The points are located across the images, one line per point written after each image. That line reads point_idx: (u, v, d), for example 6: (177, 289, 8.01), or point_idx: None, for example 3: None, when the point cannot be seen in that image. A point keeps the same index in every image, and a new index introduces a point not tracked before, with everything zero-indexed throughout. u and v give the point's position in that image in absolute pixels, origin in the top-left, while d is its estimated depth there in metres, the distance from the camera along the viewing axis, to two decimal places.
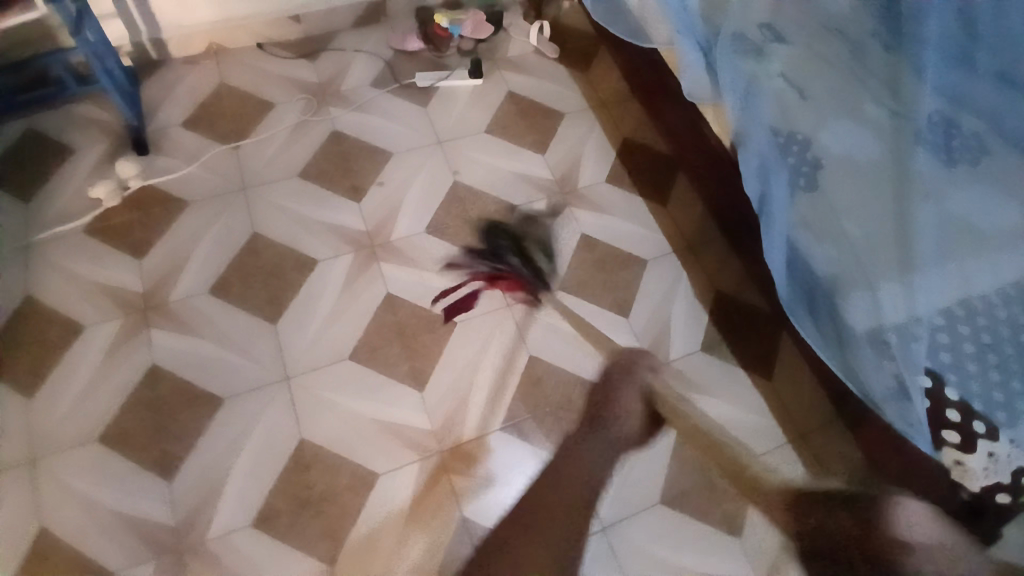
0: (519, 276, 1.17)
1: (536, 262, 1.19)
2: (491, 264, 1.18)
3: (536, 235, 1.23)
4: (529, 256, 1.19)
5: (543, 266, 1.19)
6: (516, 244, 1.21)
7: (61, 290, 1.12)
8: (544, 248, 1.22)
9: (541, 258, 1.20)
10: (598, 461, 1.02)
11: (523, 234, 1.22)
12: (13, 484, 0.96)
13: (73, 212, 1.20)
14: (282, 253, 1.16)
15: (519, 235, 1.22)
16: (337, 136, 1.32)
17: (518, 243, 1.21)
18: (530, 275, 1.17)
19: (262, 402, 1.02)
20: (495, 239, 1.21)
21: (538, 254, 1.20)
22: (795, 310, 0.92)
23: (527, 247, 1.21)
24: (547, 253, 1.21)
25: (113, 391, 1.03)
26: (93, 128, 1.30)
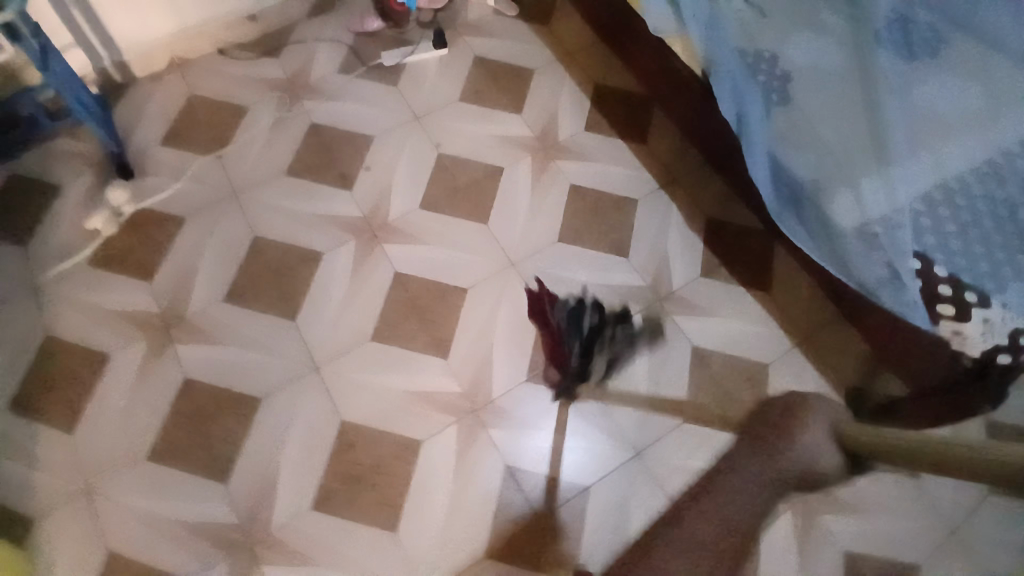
0: (563, 367, 0.95)
1: (592, 366, 0.97)
2: (567, 338, 0.92)
3: (615, 337, 1.00)
4: (593, 358, 0.96)
5: (593, 370, 0.97)
6: (595, 336, 0.95)
7: (77, 321, 1.13)
8: (609, 356, 1.00)
9: (601, 365, 0.98)
10: (625, 393, 1.08)
11: (609, 329, 0.98)
12: (76, 515, 0.99)
13: (72, 244, 1.20)
14: (286, 251, 1.19)
15: (607, 327, 0.99)
16: (316, 129, 1.34)
17: (597, 338, 0.95)
18: (574, 373, 0.96)
19: (298, 394, 1.06)
20: (579, 316, 0.92)
21: (603, 358, 0.98)
22: (782, 218, 0.94)
23: (601, 348, 0.98)
24: (609, 362, 1.00)
25: (153, 410, 1.06)
26: (74, 161, 1.29)
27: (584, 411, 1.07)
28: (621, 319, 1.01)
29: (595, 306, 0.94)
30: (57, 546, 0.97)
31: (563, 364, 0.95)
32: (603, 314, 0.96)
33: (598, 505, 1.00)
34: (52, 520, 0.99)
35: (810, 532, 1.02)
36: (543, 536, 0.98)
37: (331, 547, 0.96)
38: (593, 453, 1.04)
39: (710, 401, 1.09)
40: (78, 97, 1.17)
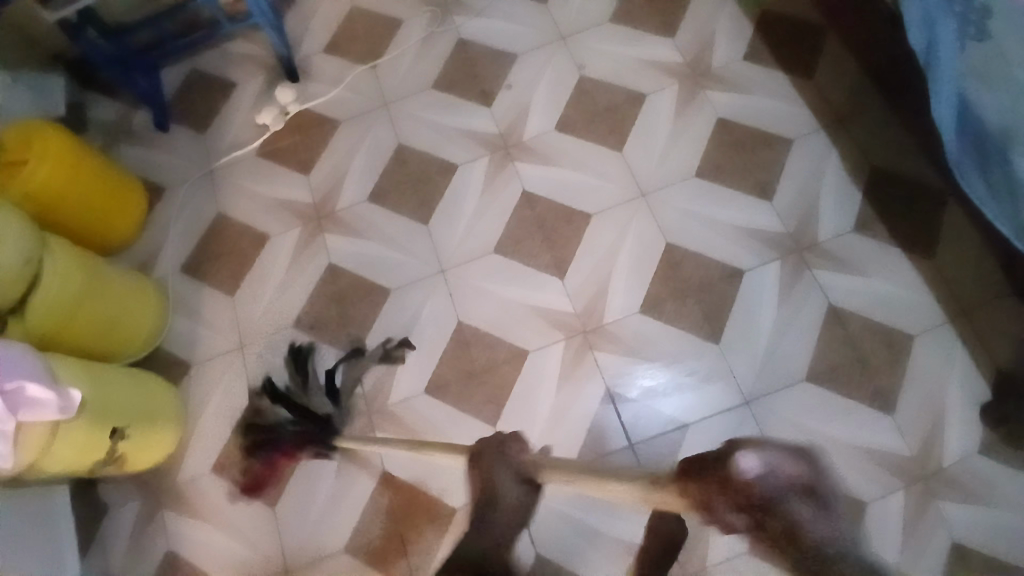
0: (302, 436, 1.01)
1: (313, 411, 1.02)
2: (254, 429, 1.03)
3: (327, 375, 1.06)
4: (302, 409, 1.02)
5: (324, 409, 1.03)
6: (300, 409, 1.02)
7: (243, 204, 1.27)
8: (329, 393, 1.04)
9: (325, 405, 1.03)
10: (745, 338, 1.05)
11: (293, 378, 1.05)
12: (229, 366, 1.14)
13: (245, 138, 1.34)
14: (426, 159, 1.25)
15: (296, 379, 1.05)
16: (463, 44, 1.36)
17: (291, 397, 1.03)
18: (317, 427, 1.01)
19: (423, 292, 1.13)
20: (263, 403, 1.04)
21: (319, 408, 1.03)
22: (968, 170, 0.85)
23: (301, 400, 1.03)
24: (331, 393, 1.04)
25: (301, 287, 1.18)
26: (249, 62, 1.41)
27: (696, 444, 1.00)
28: (299, 354, 1.07)
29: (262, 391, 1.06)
30: (212, 392, 1.13)
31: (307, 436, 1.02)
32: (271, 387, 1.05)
33: (698, 445, 1.00)
34: (211, 369, 1.14)
35: (929, 512, 0.94)
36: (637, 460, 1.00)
37: (440, 430, 1.04)
38: (697, 393, 1.02)
39: (840, 359, 1.02)
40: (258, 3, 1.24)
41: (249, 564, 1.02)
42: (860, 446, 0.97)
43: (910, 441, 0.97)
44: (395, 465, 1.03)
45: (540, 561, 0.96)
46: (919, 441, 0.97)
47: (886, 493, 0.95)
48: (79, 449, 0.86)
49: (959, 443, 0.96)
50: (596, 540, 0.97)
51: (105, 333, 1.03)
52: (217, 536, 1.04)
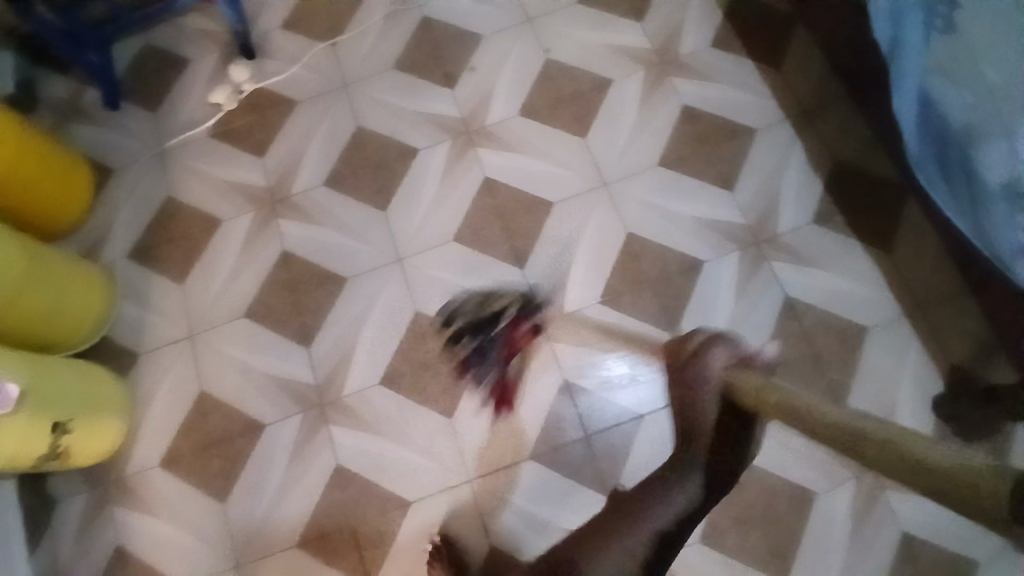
0: (513, 319, 1.06)
1: (504, 304, 1.07)
2: (499, 359, 1.04)
3: (468, 306, 1.08)
4: (496, 314, 1.07)
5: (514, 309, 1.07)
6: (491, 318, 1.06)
7: (195, 187, 1.22)
8: (486, 295, 1.09)
9: (510, 299, 1.08)
10: (701, 331, 1.05)
11: (465, 327, 1.06)
12: (179, 355, 1.11)
13: (197, 117, 1.28)
14: (386, 144, 1.22)
15: (467, 325, 1.07)
16: (427, 23, 1.32)
17: (479, 326, 1.06)
18: (518, 308, 1.07)
19: (380, 281, 1.11)
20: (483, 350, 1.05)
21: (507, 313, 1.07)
22: (926, 166, 0.85)
23: (486, 315, 1.07)
24: (489, 296, 1.09)
25: (254, 274, 1.14)
26: (205, 37, 1.35)
27: (649, 437, 1.00)
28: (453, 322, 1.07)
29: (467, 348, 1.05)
30: (161, 382, 1.09)
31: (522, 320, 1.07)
32: (469, 347, 1.05)
33: (651, 437, 1.00)
34: (160, 359, 1.11)
35: (873, 505, 0.96)
36: (590, 452, 1.00)
37: (393, 422, 1.03)
38: (652, 385, 1.02)
39: (793, 353, 1.03)
40: None
41: (198, 558, 1.00)
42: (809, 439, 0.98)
43: None
44: (349, 458, 1.02)
45: (493, 552, 0.97)
46: None
47: (832, 486, 0.97)
48: (19, 443, 0.83)
49: None
50: (547, 532, 0.97)
51: (47, 321, 0.98)
52: (165, 528, 1.02)
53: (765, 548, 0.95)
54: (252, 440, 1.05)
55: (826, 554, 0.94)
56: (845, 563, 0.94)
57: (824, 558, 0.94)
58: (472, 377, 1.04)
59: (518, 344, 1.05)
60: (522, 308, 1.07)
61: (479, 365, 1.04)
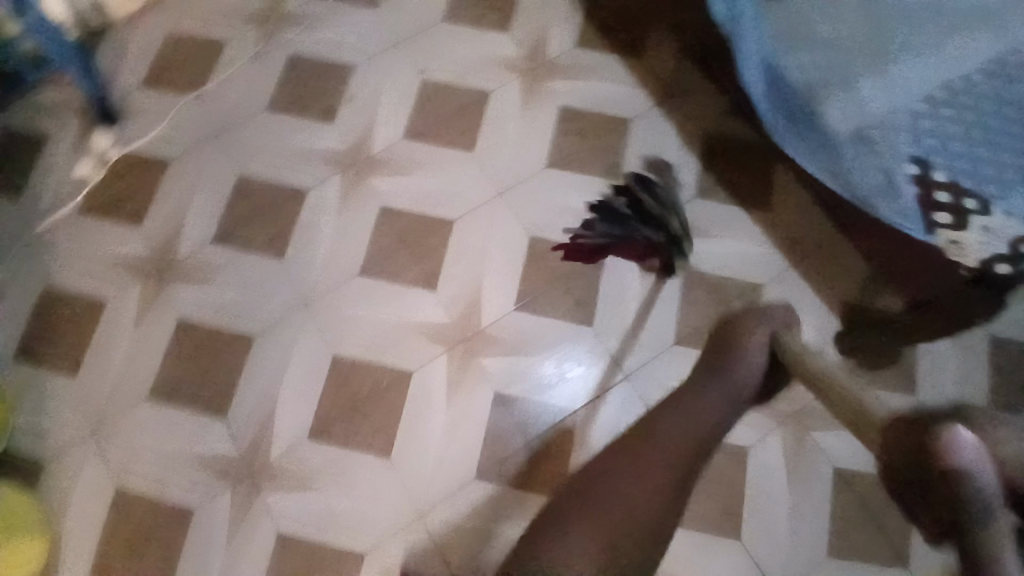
0: (655, 246, 1.01)
1: (669, 225, 1.01)
2: (616, 241, 0.98)
3: (656, 194, 1.02)
4: (661, 221, 1.01)
5: (678, 227, 1.02)
6: (654, 198, 1.01)
7: (73, 270, 1.13)
8: (674, 204, 1.03)
9: (678, 230, 1.02)
10: (616, 317, 1.07)
11: (634, 193, 1.01)
12: (85, 454, 1.01)
13: (63, 196, 1.19)
14: (273, 189, 1.18)
15: (636, 196, 1.00)
16: (295, 60, 1.29)
17: (645, 214, 1.00)
18: (670, 238, 1.01)
19: (292, 330, 1.07)
20: (625, 219, 0.98)
21: (673, 215, 1.02)
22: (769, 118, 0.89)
23: (659, 210, 1.01)
24: (675, 207, 1.02)
25: (154, 350, 1.07)
26: (61, 111, 1.26)
27: (588, 429, 1.01)
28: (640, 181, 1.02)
29: (620, 201, 1.00)
30: (68, 488, 1.00)
31: (656, 248, 1.01)
32: (625, 207, 0.99)
33: (590, 428, 1.01)
34: (64, 463, 1.01)
35: (805, 449, 1.01)
36: (535, 457, 1.00)
37: (330, 473, 0.99)
38: (583, 377, 1.04)
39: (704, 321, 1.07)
40: (58, 47, 1.11)
41: None
42: None
43: None
44: (291, 520, 0.97)
45: None
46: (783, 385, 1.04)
47: (764, 439, 1.02)
48: None
49: None
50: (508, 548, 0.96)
51: None
52: None
53: (717, 512, 0.99)
54: (183, 526, 0.97)
55: (772, 504, 0.99)
56: (790, 509, 0.99)
57: (770, 508, 0.99)
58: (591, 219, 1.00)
59: (639, 259, 1.00)
60: (671, 244, 1.02)
61: (603, 211, 0.99)
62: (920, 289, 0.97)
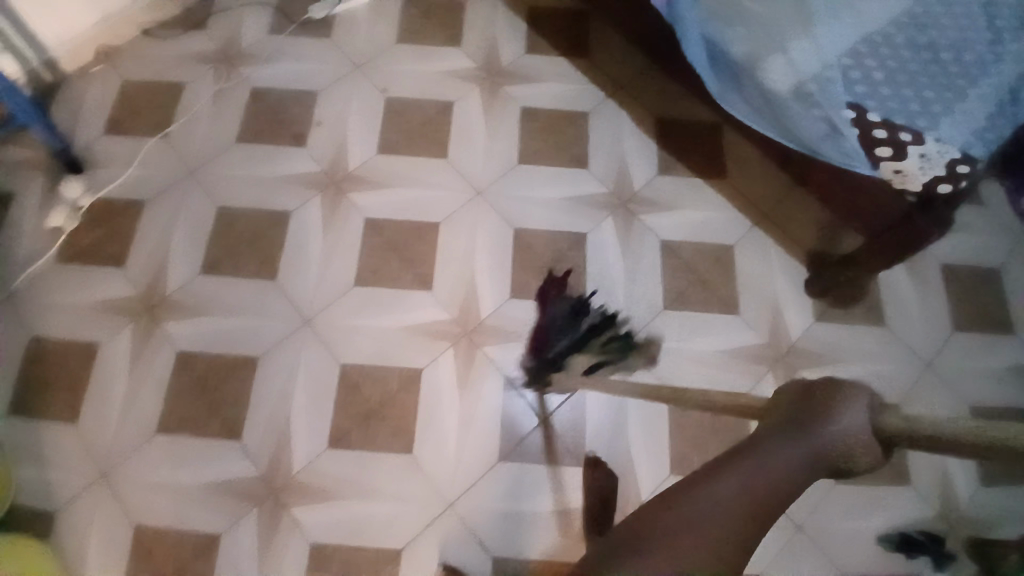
0: (544, 360, 1.02)
1: (568, 360, 1.01)
2: (546, 324, 1.02)
3: (606, 346, 1.04)
4: (573, 353, 1.01)
5: (574, 363, 1.01)
6: (592, 332, 1.02)
7: (59, 320, 1.12)
8: (601, 363, 1.03)
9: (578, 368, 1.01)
10: (607, 293, 1.14)
11: (599, 327, 1.03)
12: (97, 499, 1.00)
13: (36, 249, 1.18)
14: (256, 216, 1.20)
15: (600, 335, 1.03)
16: (259, 93, 1.32)
17: (580, 345, 1.01)
18: (555, 362, 1.02)
19: (295, 347, 1.09)
20: (576, 320, 1.02)
21: (588, 355, 1.02)
22: (718, 87, 1.00)
23: (588, 350, 1.02)
24: (593, 367, 1.01)
25: (156, 387, 1.06)
26: (21, 166, 1.24)
27: (597, 400, 1.06)
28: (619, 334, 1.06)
29: (592, 315, 1.03)
30: (83, 535, 0.97)
31: (543, 357, 1.03)
32: (592, 323, 1.03)
33: (599, 399, 1.06)
34: (76, 511, 0.99)
35: None
36: (550, 435, 1.04)
37: (353, 479, 1.00)
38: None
39: (687, 286, 1.15)
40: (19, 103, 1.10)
41: None
42: (727, 353, 1.10)
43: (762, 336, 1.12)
44: (323, 531, 0.98)
45: (497, 564, 0.96)
46: (768, 334, 1.12)
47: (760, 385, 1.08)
48: None
49: (798, 324, 1.13)
50: (538, 525, 0.99)
51: None
52: None
53: None
54: (210, 554, 0.96)
55: None
56: None
57: None
58: (564, 302, 1.04)
59: (534, 350, 1.04)
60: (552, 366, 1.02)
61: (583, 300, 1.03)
62: (864, 224, 1.02)
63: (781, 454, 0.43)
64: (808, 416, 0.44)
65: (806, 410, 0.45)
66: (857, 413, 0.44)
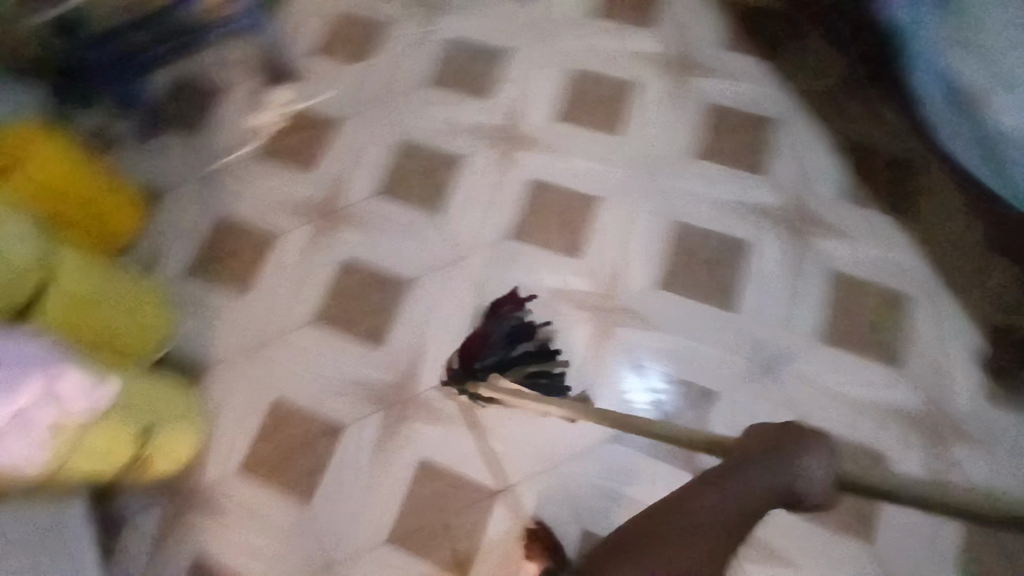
0: (469, 366, 1.04)
1: (488, 373, 1.03)
2: (486, 330, 1.06)
3: (539, 376, 1.04)
4: (500, 367, 1.03)
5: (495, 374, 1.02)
6: (525, 357, 1.04)
7: (249, 205, 1.25)
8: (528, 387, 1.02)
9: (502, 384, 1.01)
10: (760, 306, 1.10)
11: (535, 359, 1.05)
12: (247, 367, 1.11)
13: (241, 140, 1.32)
14: (433, 153, 1.27)
15: (534, 363, 1.04)
16: (456, 40, 1.39)
17: (514, 364, 1.03)
18: (477, 372, 1.03)
19: (442, 280, 1.15)
20: (512, 338, 1.05)
21: (515, 374, 1.03)
22: (938, 118, 0.92)
23: (514, 370, 1.03)
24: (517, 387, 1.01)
25: (315, 284, 1.16)
26: (237, 67, 1.39)
27: (724, 410, 1.04)
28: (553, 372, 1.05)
29: (532, 342, 1.06)
30: (231, 394, 1.09)
31: (468, 367, 1.04)
32: (532, 351, 1.05)
33: (726, 410, 1.04)
34: (229, 372, 1.11)
35: (948, 458, 1.00)
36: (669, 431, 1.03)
37: (471, 414, 1.05)
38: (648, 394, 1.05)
39: (845, 321, 1.09)
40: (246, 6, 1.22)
41: (284, 566, 0.98)
42: (875, 401, 1.03)
43: (918, 393, 1.04)
44: (434, 452, 1.03)
45: (587, 535, 0.97)
46: (925, 393, 1.04)
47: (905, 443, 1.01)
48: (110, 447, 0.84)
49: (963, 392, 1.03)
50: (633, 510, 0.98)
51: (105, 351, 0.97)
52: (250, 538, 1.00)
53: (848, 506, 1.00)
54: (332, 442, 1.05)
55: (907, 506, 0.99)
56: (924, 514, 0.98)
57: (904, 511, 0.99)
58: (512, 318, 1.08)
59: (464, 355, 1.05)
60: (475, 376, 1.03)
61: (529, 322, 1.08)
62: None
63: (754, 481, 0.53)
64: (780, 457, 0.53)
65: (774, 458, 0.53)
66: (820, 467, 0.52)
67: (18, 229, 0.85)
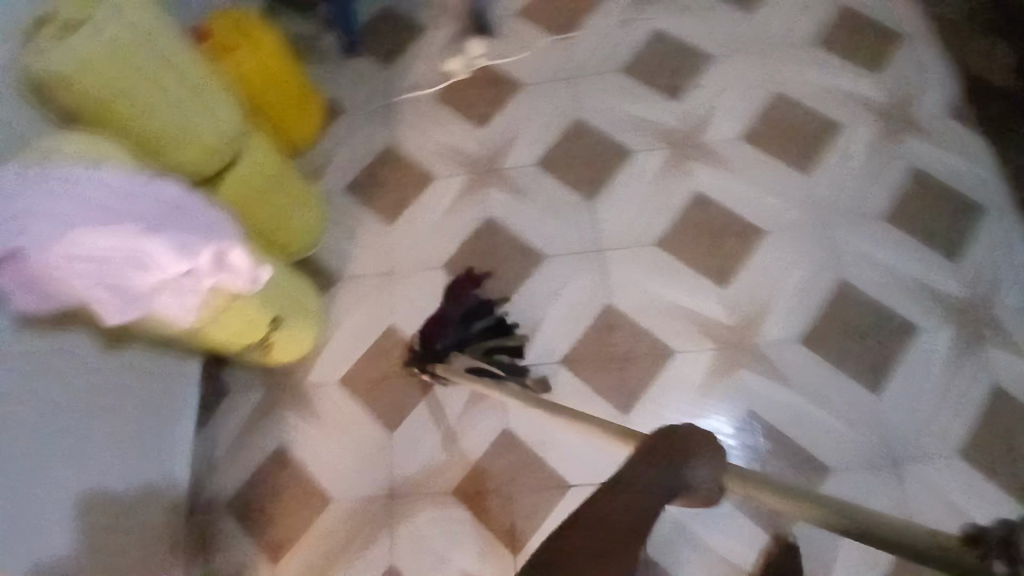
0: (429, 348, 1.00)
1: (447, 355, 1.00)
2: (444, 310, 1.03)
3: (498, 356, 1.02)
4: (460, 348, 1.00)
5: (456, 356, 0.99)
6: (482, 334, 1.03)
7: (417, 143, 1.30)
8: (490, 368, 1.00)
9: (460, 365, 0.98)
10: (908, 397, 0.99)
11: (491, 336, 1.04)
12: (373, 290, 1.16)
13: (427, 80, 1.37)
14: (602, 140, 1.25)
15: (491, 342, 1.03)
16: (659, 36, 1.35)
17: (473, 344, 1.02)
18: (435, 355, 1.00)
19: (576, 267, 1.13)
20: (469, 317, 1.03)
21: (474, 353, 1.01)
22: None
23: (475, 349, 1.01)
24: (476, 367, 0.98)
25: (455, 233, 1.19)
26: (443, 11, 1.44)
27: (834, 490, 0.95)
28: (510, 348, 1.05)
29: (488, 319, 1.04)
30: (352, 309, 1.15)
31: (428, 349, 1.01)
32: (487, 328, 1.04)
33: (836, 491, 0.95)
34: (356, 289, 1.17)
35: None
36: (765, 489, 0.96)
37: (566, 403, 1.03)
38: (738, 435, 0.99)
39: (1004, 445, 0.95)
40: None
41: (353, 481, 1.03)
42: None
43: None
44: (519, 427, 1.03)
45: None
46: None
47: None
48: (245, 325, 0.90)
49: None
50: (700, 556, 0.93)
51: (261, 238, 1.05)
52: (330, 444, 1.06)
53: None
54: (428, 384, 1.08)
55: None
56: None
57: None
58: (470, 295, 1.06)
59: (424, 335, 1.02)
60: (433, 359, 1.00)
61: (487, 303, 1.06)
62: None
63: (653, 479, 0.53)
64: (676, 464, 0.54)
65: (663, 464, 0.54)
66: (706, 470, 0.55)
67: (231, 105, 0.91)
